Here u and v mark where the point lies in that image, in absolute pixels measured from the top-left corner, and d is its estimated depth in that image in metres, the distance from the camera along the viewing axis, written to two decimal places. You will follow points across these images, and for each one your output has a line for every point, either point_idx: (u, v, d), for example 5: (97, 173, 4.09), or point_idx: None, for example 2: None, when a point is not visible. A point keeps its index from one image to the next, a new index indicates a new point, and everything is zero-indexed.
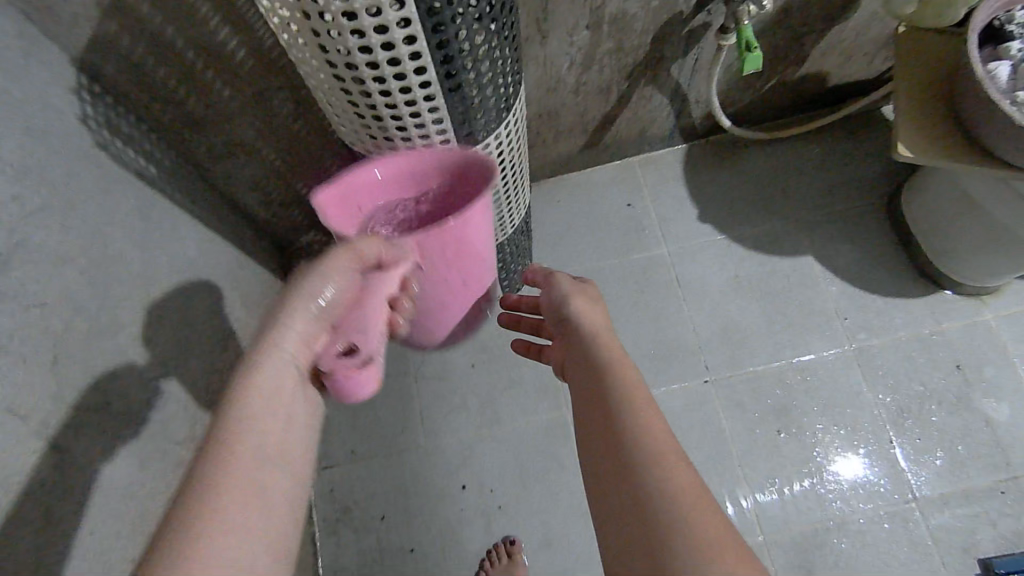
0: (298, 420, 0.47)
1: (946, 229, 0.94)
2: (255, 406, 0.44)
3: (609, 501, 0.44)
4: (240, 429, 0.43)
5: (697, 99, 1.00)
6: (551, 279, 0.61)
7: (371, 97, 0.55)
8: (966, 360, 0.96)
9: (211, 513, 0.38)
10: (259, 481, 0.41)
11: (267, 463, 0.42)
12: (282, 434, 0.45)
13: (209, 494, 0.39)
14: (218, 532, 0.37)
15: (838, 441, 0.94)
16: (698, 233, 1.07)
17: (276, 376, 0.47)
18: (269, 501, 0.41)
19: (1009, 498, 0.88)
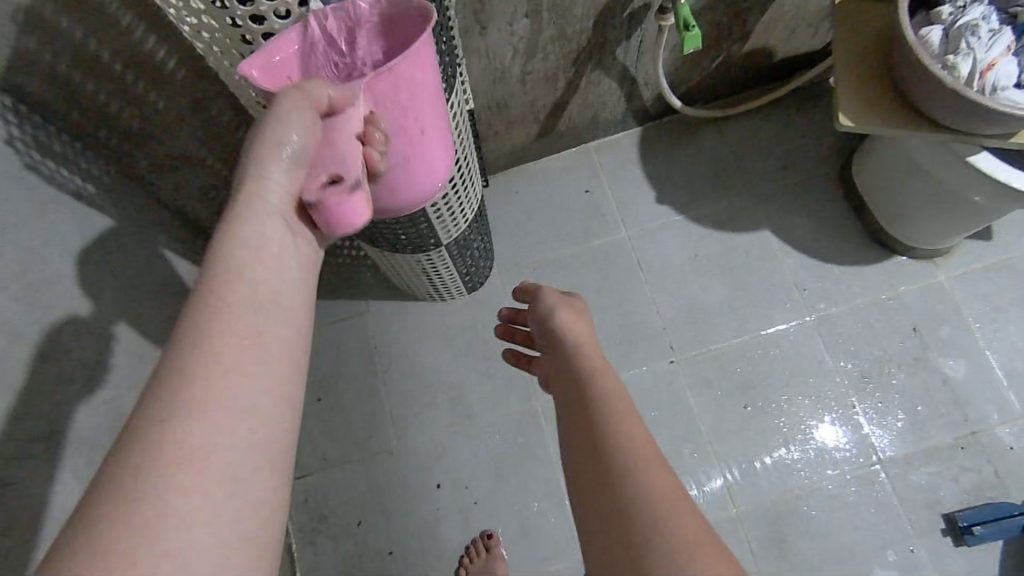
0: (291, 266, 0.44)
1: (896, 195, 0.95)
2: (238, 260, 0.41)
3: (589, 503, 0.45)
4: (224, 283, 0.40)
5: (646, 81, 1.00)
6: (541, 293, 0.62)
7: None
8: (922, 322, 0.98)
9: (197, 373, 0.36)
10: (249, 336, 0.38)
11: (255, 316, 0.39)
12: (274, 281, 0.42)
13: (198, 357, 0.36)
14: (206, 397, 0.35)
15: (805, 411, 0.95)
16: (657, 215, 1.08)
17: (261, 227, 0.43)
18: (261, 354, 0.39)
19: (969, 453, 0.91)
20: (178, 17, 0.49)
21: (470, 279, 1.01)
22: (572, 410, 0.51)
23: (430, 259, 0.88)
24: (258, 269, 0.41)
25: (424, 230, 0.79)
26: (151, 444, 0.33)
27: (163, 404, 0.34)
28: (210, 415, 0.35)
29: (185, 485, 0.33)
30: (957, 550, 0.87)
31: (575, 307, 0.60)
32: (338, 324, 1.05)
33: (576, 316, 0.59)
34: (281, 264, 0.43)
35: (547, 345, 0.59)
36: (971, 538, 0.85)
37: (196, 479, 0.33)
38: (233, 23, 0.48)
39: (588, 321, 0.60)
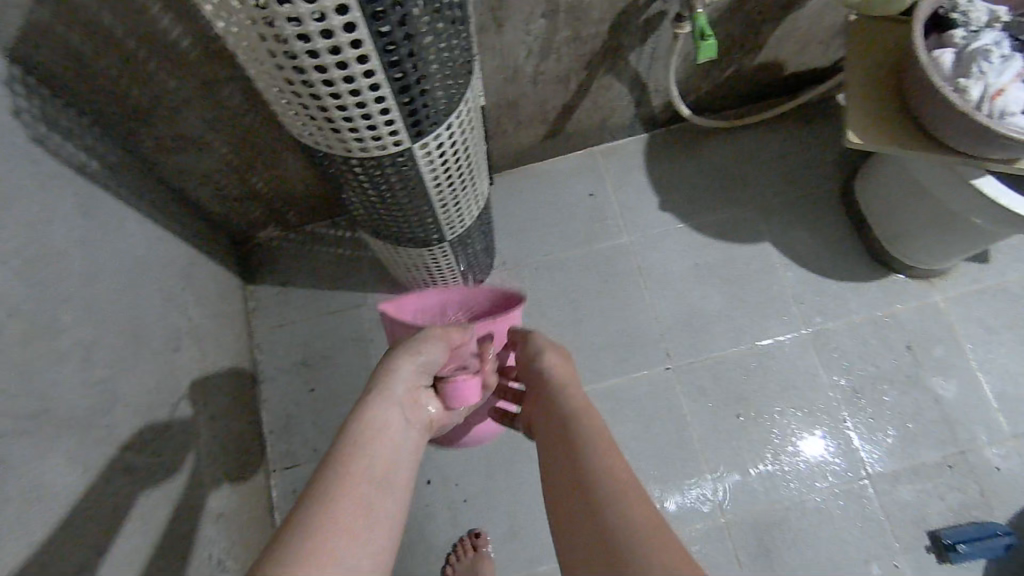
0: (404, 453, 0.48)
1: (897, 214, 0.96)
2: (384, 408, 0.49)
3: (569, 534, 0.44)
4: (354, 451, 0.44)
5: (656, 88, 1.00)
6: (532, 342, 0.64)
7: (313, 86, 0.53)
8: (917, 340, 0.99)
9: (351, 471, 0.43)
10: (389, 466, 0.45)
11: (393, 453, 0.47)
12: (395, 453, 0.47)
13: (353, 464, 0.43)
14: (357, 495, 0.41)
15: (798, 423, 0.96)
16: (659, 222, 1.08)
17: (390, 405, 0.50)
18: (377, 521, 0.41)
19: (956, 472, 0.92)
20: None
21: (469, 276, 1.00)
22: (557, 449, 0.51)
23: (431, 253, 0.87)
24: (381, 444, 0.46)
25: (427, 223, 0.79)
26: (315, 516, 0.38)
27: (324, 491, 0.41)
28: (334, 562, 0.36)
29: (330, 554, 0.37)
30: (940, 567, 0.88)
31: (563, 353, 0.63)
32: (335, 314, 1.04)
33: (563, 362, 0.62)
34: (397, 448, 0.47)
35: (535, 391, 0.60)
36: (955, 555, 0.86)
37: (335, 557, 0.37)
38: (258, 5, 0.45)
39: (572, 370, 0.61)
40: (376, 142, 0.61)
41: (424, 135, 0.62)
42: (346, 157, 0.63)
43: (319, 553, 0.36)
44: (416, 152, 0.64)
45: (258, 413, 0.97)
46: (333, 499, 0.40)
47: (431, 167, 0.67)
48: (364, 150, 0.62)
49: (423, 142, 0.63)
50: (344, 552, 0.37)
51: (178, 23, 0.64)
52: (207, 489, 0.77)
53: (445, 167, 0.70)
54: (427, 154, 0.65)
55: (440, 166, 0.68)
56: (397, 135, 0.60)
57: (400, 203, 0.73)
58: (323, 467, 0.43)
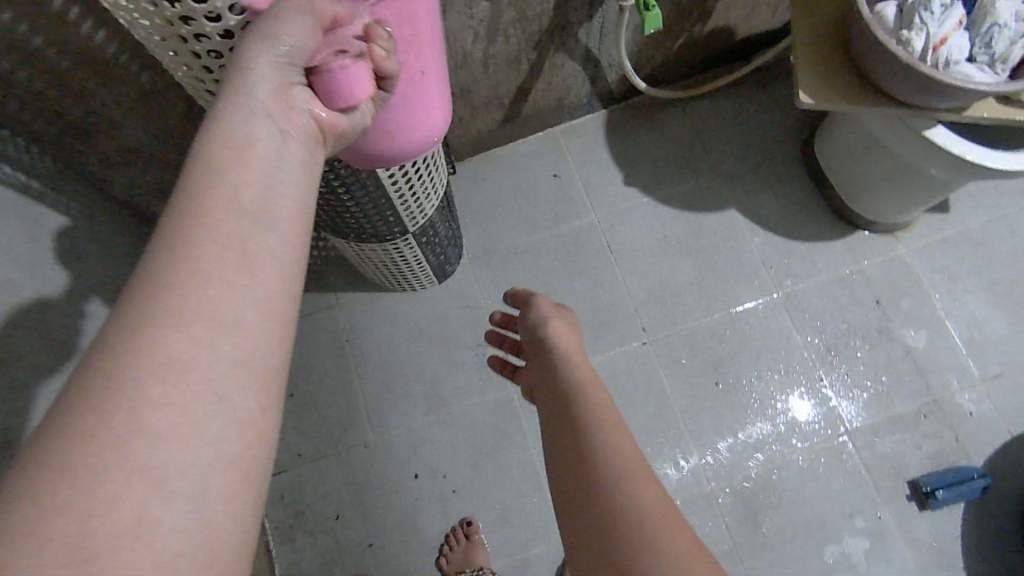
0: (288, 170, 0.35)
1: (857, 171, 0.97)
2: (228, 144, 0.33)
3: (575, 506, 0.45)
4: (199, 197, 0.32)
5: (610, 63, 1.00)
6: (535, 302, 0.63)
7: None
8: (885, 294, 1.00)
9: (175, 277, 0.30)
10: (245, 237, 0.32)
11: (249, 218, 0.33)
12: (255, 189, 0.33)
13: (173, 257, 0.30)
14: (189, 313, 0.29)
15: (776, 385, 0.97)
16: (625, 198, 1.08)
17: (244, 120, 0.34)
18: (244, 290, 0.31)
19: (932, 419, 0.94)
20: (117, 16, 0.45)
21: (438, 268, 0.99)
22: (561, 420, 0.51)
23: (396, 247, 0.86)
24: (226, 192, 0.32)
25: (388, 218, 0.78)
26: (121, 351, 0.28)
27: (133, 320, 0.29)
28: (177, 376, 0.28)
29: (156, 422, 0.27)
30: (922, 514, 0.89)
31: (567, 318, 0.61)
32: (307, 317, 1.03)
33: (567, 328, 0.60)
34: (274, 164, 0.35)
35: (535, 352, 0.60)
36: (934, 501, 0.88)
37: (161, 408, 0.27)
38: (180, 23, 0.43)
39: (577, 333, 0.61)
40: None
41: None
42: None
43: (153, 361, 0.28)
44: None
45: None
46: (144, 327, 0.28)
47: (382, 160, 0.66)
48: None
49: None
50: (196, 349, 0.29)
51: (111, 38, 0.62)
52: None
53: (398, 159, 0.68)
54: None
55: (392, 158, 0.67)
56: None
57: (357, 199, 0.71)
58: (166, 211, 0.32)
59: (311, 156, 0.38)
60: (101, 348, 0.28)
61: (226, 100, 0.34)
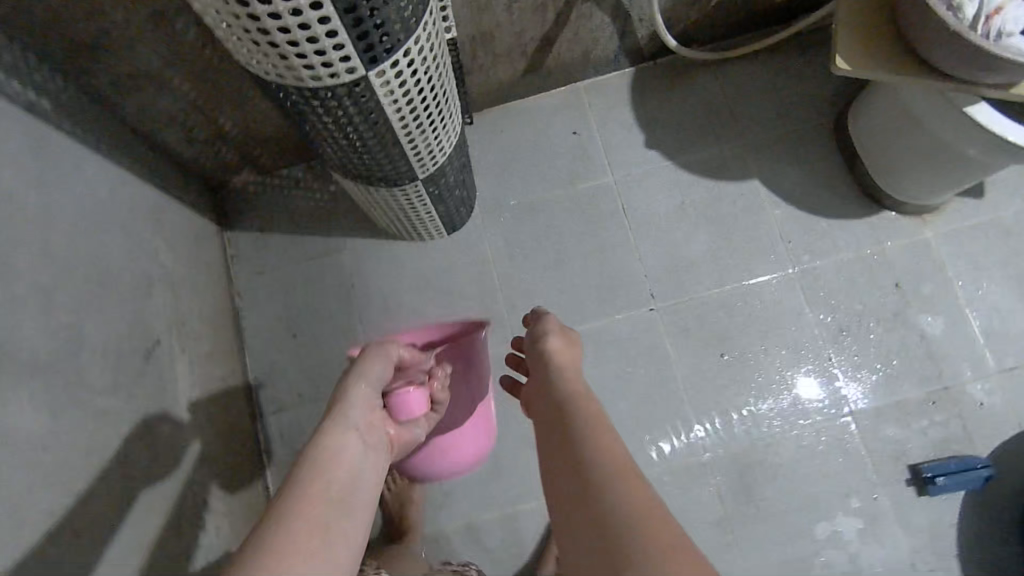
0: (362, 482, 0.51)
1: (890, 146, 0.93)
2: (319, 463, 0.49)
3: (557, 479, 0.48)
4: (310, 478, 0.47)
5: (640, 17, 0.95)
6: (541, 317, 0.69)
7: (249, 6, 0.49)
8: (905, 278, 0.97)
9: (281, 539, 0.40)
10: (327, 530, 0.43)
11: (328, 516, 0.44)
12: (337, 494, 0.47)
13: (281, 526, 0.42)
14: (297, 565, 0.39)
15: (782, 361, 0.95)
16: (645, 160, 1.05)
17: (341, 441, 0.52)
18: (334, 537, 0.43)
19: (939, 407, 0.92)
20: None
21: (448, 219, 0.98)
22: (551, 411, 0.55)
23: (405, 193, 0.85)
24: (320, 486, 0.47)
25: (398, 161, 0.76)
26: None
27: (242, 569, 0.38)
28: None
29: None
30: (918, 500, 0.89)
31: (567, 336, 0.66)
32: (314, 261, 1.03)
33: (567, 346, 0.65)
34: (355, 473, 0.51)
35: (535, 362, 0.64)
36: (933, 488, 0.87)
37: None
38: None
39: (577, 350, 0.65)
40: (327, 70, 0.57)
41: (380, 60, 0.58)
42: (299, 88, 0.60)
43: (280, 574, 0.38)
44: (373, 80, 0.60)
45: (241, 360, 0.97)
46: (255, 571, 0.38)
47: (392, 98, 0.63)
48: (315, 80, 0.58)
49: (378, 70, 0.59)
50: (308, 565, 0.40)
51: None
52: (187, 435, 0.77)
53: (409, 101, 0.66)
54: (385, 84, 0.61)
55: (403, 98, 0.65)
56: (349, 63, 0.57)
57: (366, 140, 0.69)
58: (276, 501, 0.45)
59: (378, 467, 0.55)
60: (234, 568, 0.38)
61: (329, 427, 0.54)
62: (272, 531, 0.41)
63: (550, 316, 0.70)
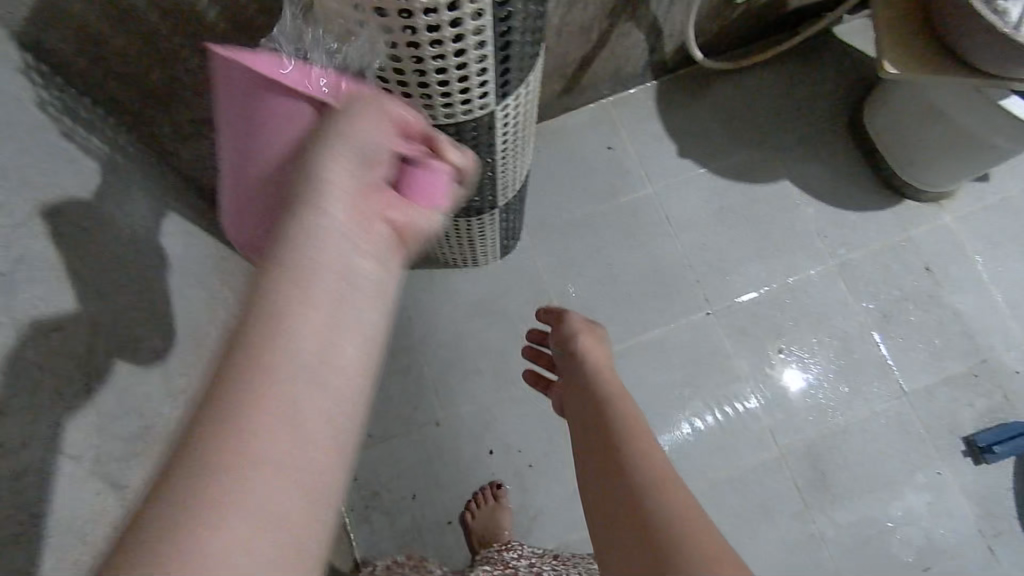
0: (364, 331, 0.29)
1: (911, 139, 1.00)
2: (298, 262, 0.29)
3: (595, 482, 0.49)
4: (274, 339, 0.27)
5: (671, 32, 0.99)
6: (565, 317, 0.67)
7: (417, 49, 0.47)
8: (933, 261, 1.04)
9: (245, 420, 0.26)
10: (295, 402, 0.27)
11: (305, 386, 0.27)
12: (315, 334, 0.28)
13: (247, 394, 0.26)
14: (261, 478, 0.26)
15: (833, 351, 1.00)
16: (680, 169, 1.08)
17: (322, 235, 0.30)
18: (314, 455, 0.27)
19: (981, 378, 0.99)
20: None
21: (504, 243, 0.97)
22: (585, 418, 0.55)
23: (477, 223, 0.83)
24: (301, 310, 0.28)
25: (484, 193, 0.74)
26: (186, 498, 0.24)
27: (190, 464, 0.25)
28: (242, 513, 0.25)
29: None
30: (975, 467, 0.94)
31: (595, 333, 0.65)
32: None
33: (595, 341, 0.64)
34: (350, 323, 0.29)
35: (564, 363, 0.63)
36: (990, 457, 0.94)
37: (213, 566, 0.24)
38: None
39: (607, 347, 0.64)
40: (466, 108, 0.55)
41: (508, 94, 0.57)
42: None
43: (229, 500, 0.25)
44: (497, 116, 0.58)
45: None
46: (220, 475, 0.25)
47: (503, 131, 0.62)
48: (449, 118, 0.56)
49: (504, 104, 0.57)
50: (266, 484, 0.26)
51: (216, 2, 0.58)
52: None
53: (513, 133, 0.65)
54: (503, 118, 0.60)
55: (510, 129, 0.63)
56: (488, 98, 0.55)
57: None
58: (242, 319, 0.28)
59: (395, 272, 0.32)
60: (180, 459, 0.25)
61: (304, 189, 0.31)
62: (218, 418, 0.26)
63: (573, 314, 0.68)
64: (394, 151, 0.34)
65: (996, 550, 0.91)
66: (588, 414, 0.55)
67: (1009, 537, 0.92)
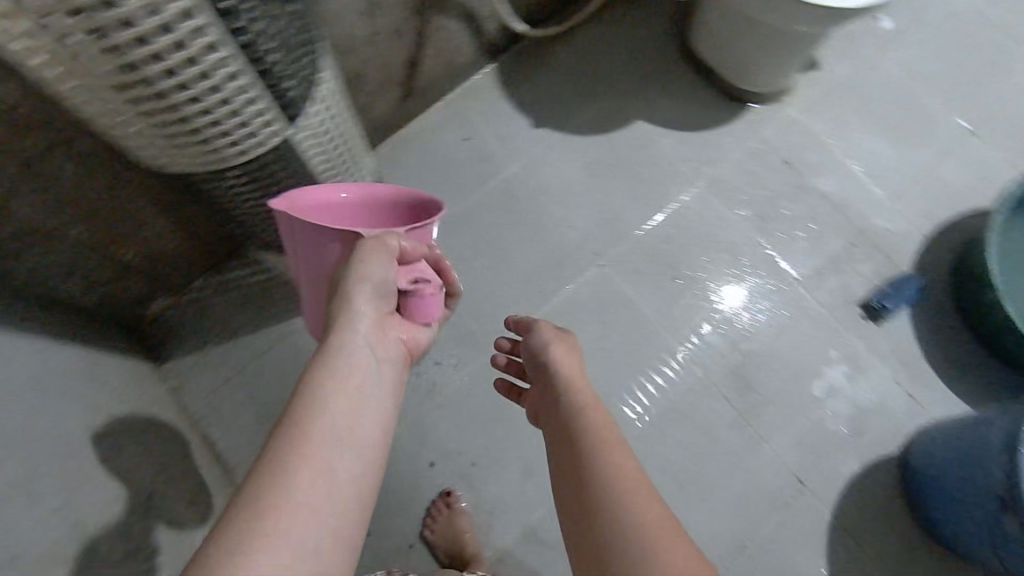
0: (374, 403, 0.46)
1: (735, 49, 1.04)
2: (336, 371, 0.45)
3: (584, 532, 0.47)
4: (317, 405, 0.43)
5: (485, 13, 1.01)
6: (538, 331, 0.67)
7: (177, 106, 0.49)
8: (790, 154, 1.10)
9: (297, 451, 0.40)
10: (330, 465, 0.40)
11: (337, 453, 0.41)
12: (349, 419, 0.43)
13: (296, 449, 0.40)
14: (302, 512, 0.38)
15: (726, 264, 1.04)
16: (538, 139, 1.10)
17: (352, 360, 0.47)
18: (342, 484, 0.40)
19: (861, 247, 1.05)
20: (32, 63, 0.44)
21: None
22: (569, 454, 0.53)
23: None
24: (337, 398, 0.44)
25: None
26: (255, 517, 0.36)
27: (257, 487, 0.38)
28: (287, 535, 0.36)
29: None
30: (879, 329, 1.00)
31: (569, 352, 0.64)
32: (263, 357, 0.95)
33: (571, 363, 0.63)
34: (366, 393, 0.46)
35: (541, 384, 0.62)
36: (885, 312, 0.99)
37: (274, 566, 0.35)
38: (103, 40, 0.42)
39: (581, 363, 0.64)
40: (254, 133, 0.56)
41: (297, 117, 0.59)
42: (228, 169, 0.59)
43: (280, 517, 0.37)
44: (296, 140, 0.60)
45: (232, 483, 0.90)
46: (273, 498, 0.37)
47: (316, 150, 0.64)
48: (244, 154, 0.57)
49: (298, 128, 0.59)
50: (308, 517, 0.38)
51: None
52: None
53: (330, 149, 0.67)
54: (308, 138, 0.61)
55: (324, 147, 0.65)
56: (272, 119, 0.56)
57: None
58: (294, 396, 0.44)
59: (395, 374, 0.50)
60: (243, 490, 0.38)
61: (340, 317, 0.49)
62: (278, 458, 0.40)
63: (545, 326, 0.67)
64: (391, 293, 0.52)
65: (918, 396, 0.96)
66: (565, 434, 0.55)
67: (925, 382, 0.97)
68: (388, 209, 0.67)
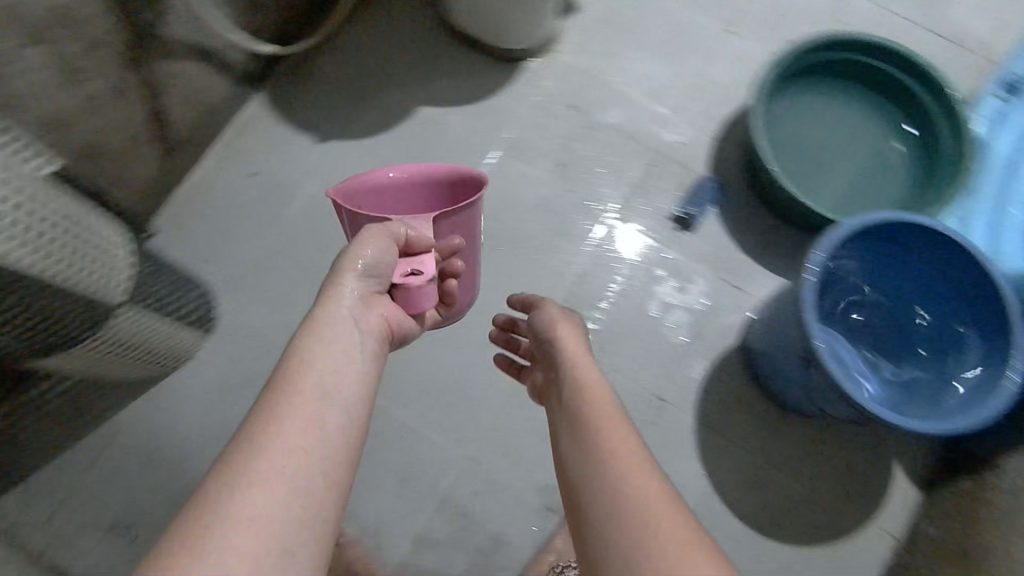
0: (353, 374, 0.55)
1: (486, 13, 1.05)
2: (318, 355, 0.55)
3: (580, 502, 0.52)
4: (295, 388, 0.52)
5: (222, 46, 0.96)
6: (547, 311, 0.72)
7: None
8: (573, 98, 1.13)
9: (269, 430, 0.48)
10: (313, 429, 0.50)
11: (316, 423, 0.50)
12: (326, 396, 0.52)
13: (272, 426, 0.49)
14: (273, 474, 0.46)
15: (541, 219, 1.06)
16: (325, 153, 1.07)
17: (335, 337, 0.57)
18: (319, 454, 0.49)
19: (660, 164, 1.09)
20: None
21: (185, 318, 0.93)
22: (569, 427, 0.58)
23: (115, 324, 0.80)
24: (315, 382, 0.53)
25: (78, 298, 0.73)
26: (231, 487, 0.45)
27: (236, 465, 0.46)
28: (257, 500, 0.45)
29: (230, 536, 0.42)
30: (694, 236, 1.05)
31: (570, 332, 0.69)
32: (102, 463, 0.90)
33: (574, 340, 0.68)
34: (348, 365, 0.55)
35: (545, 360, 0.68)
36: (695, 219, 1.05)
37: (244, 523, 0.43)
38: None
39: (584, 344, 0.68)
40: None
41: None
42: None
43: (246, 486, 0.45)
44: None
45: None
46: (245, 472, 0.46)
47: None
48: None
49: None
50: (277, 478, 0.46)
51: None
52: None
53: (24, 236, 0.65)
54: None
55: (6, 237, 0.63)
56: None
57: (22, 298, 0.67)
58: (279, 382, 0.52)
59: (372, 355, 0.59)
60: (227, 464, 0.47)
61: (323, 305, 0.59)
62: (251, 438, 0.48)
63: (550, 304, 0.73)
64: (381, 274, 0.63)
65: (743, 286, 1.02)
66: (564, 403, 0.61)
67: (746, 271, 1.03)
68: (434, 185, 0.78)
